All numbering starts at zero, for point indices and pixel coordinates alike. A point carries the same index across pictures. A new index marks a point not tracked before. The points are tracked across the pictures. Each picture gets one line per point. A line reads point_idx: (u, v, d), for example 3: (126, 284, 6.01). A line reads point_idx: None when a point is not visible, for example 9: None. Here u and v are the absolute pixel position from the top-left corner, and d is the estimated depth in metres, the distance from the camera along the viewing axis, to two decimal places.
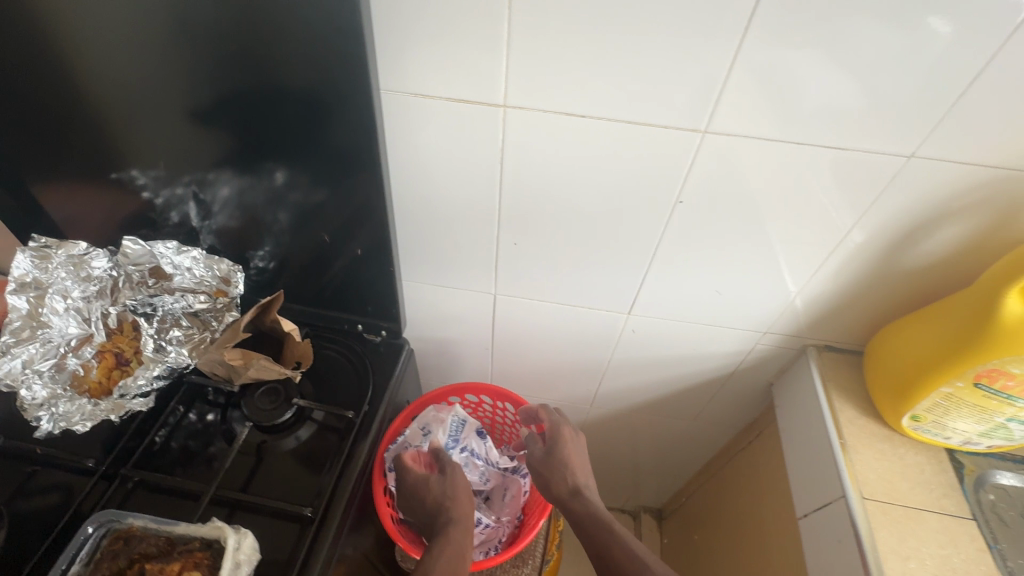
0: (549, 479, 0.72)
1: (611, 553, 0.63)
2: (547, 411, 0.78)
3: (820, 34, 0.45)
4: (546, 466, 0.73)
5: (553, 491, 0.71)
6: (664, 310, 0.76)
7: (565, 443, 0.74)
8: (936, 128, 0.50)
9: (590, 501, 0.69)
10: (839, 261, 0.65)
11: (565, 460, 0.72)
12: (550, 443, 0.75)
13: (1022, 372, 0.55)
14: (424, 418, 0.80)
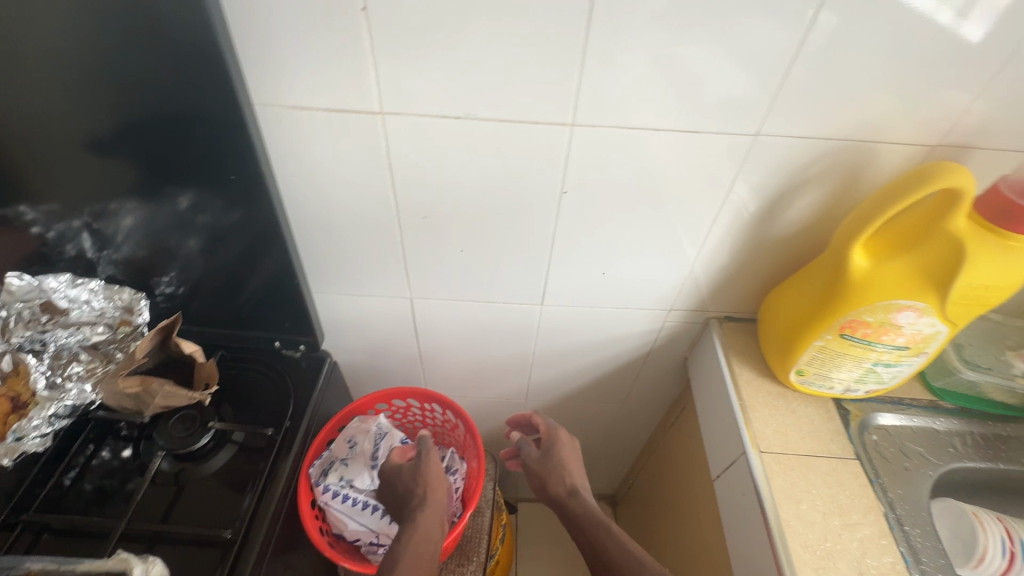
0: (546, 480, 0.76)
1: (605, 551, 0.66)
2: (540, 418, 0.84)
3: (653, 32, 0.50)
4: (541, 467, 0.77)
5: (552, 491, 0.75)
6: (575, 297, 0.80)
7: (560, 446, 0.79)
8: (771, 109, 0.56)
9: (584, 499, 0.73)
10: (722, 235, 0.70)
11: (561, 460, 0.77)
12: (546, 446, 0.80)
13: (876, 320, 0.61)
14: (348, 432, 0.82)
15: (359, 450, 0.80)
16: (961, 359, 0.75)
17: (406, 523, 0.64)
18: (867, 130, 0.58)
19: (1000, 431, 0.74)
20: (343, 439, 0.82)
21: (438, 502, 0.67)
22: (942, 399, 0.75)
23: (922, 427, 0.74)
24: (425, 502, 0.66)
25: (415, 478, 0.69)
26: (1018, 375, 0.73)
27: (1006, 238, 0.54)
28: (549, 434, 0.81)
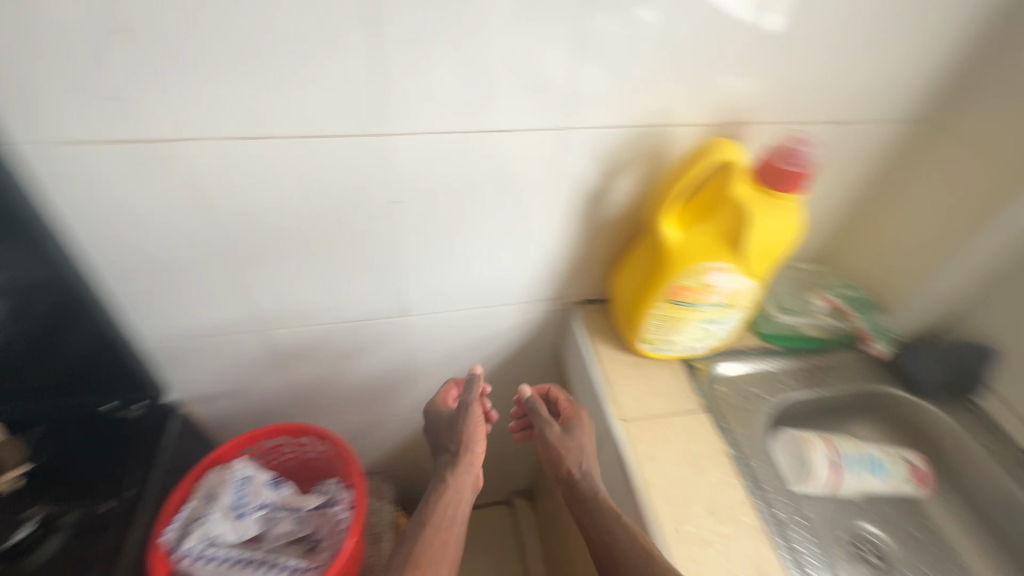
0: (558, 458, 0.76)
1: (611, 534, 0.66)
2: (561, 394, 0.83)
3: (442, 39, 0.52)
4: (557, 435, 0.77)
5: (562, 469, 0.75)
6: (437, 303, 0.80)
7: (580, 429, 0.77)
8: (573, 103, 0.60)
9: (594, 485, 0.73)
10: (561, 224, 0.73)
11: (578, 443, 0.75)
12: (566, 424, 0.79)
13: (695, 284, 0.68)
14: (207, 484, 0.72)
15: (218, 505, 0.70)
16: (776, 306, 0.85)
17: (441, 481, 0.77)
18: (661, 116, 0.64)
19: (816, 362, 0.86)
20: (200, 494, 0.71)
21: (472, 470, 0.78)
22: (770, 344, 0.85)
23: (758, 370, 0.84)
24: (464, 463, 0.77)
25: (453, 433, 0.79)
26: (819, 313, 0.85)
27: (777, 196, 0.62)
28: (569, 412, 0.80)
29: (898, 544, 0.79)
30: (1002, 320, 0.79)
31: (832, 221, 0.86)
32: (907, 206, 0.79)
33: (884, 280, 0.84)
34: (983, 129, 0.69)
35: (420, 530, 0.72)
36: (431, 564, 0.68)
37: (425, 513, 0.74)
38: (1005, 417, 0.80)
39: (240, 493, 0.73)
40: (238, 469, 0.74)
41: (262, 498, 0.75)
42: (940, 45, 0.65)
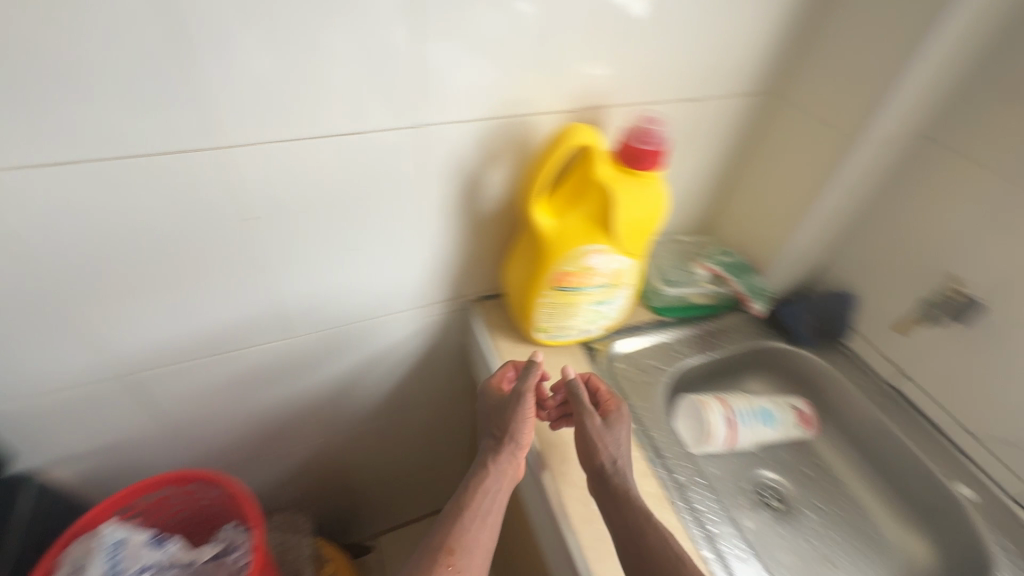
0: (589, 449, 0.65)
1: (644, 536, 0.57)
2: (602, 385, 0.73)
3: (266, 42, 0.50)
4: (598, 428, 0.66)
5: (593, 462, 0.64)
6: (325, 319, 0.77)
7: (618, 427, 0.67)
8: (424, 100, 0.59)
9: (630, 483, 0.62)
10: (441, 224, 0.72)
11: (615, 438, 0.66)
12: (608, 420, 0.68)
13: (577, 268, 0.69)
14: (73, 556, 0.64)
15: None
16: (663, 280, 0.89)
17: (481, 466, 0.67)
18: (518, 107, 0.64)
19: (706, 328, 0.91)
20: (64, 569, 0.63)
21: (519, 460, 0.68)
22: (663, 316, 0.89)
23: (654, 343, 0.87)
24: (513, 450, 0.67)
25: (500, 416, 0.69)
26: (701, 282, 0.89)
27: (638, 175, 0.65)
28: (609, 405, 0.70)
29: (794, 485, 0.85)
30: (857, 267, 0.87)
31: (705, 193, 0.91)
32: (765, 172, 0.85)
33: (755, 243, 0.90)
34: (816, 96, 0.75)
35: (456, 518, 0.64)
36: (461, 554, 0.62)
37: (462, 503, 0.65)
38: (870, 356, 0.88)
39: (117, 559, 0.66)
40: (110, 533, 0.66)
41: (144, 560, 0.68)
42: (768, 21, 0.70)
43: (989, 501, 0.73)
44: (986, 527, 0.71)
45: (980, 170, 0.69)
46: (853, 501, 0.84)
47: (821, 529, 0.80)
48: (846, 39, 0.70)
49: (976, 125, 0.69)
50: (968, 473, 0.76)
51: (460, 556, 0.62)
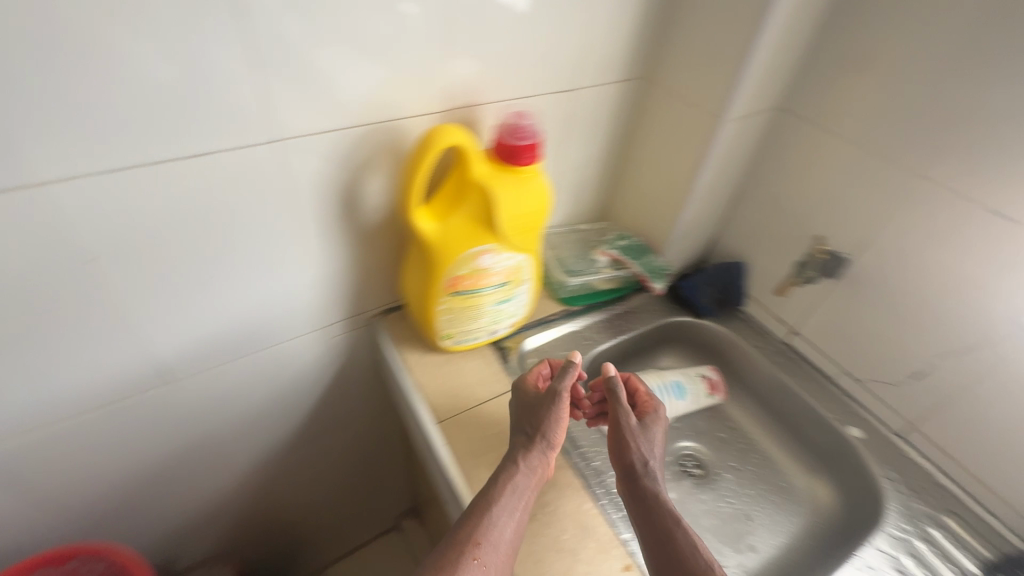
0: (622, 446, 0.65)
1: (670, 538, 0.57)
2: (643, 389, 0.75)
3: (69, 63, 0.43)
4: (632, 427, 0.66)
5: (625, 459, 0.64)
6: (210, 355, 0.71)
7: (655, 429, 0.69)
8: (277, 113, 0.55)
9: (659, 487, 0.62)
10: (323, 240, 0.68)
11: (650, 439, 0.67)
12: (647, 421, 0.69)
13: (469, 270, 0.68)
14: None
15: None
16: (565, 270, 0.89)
17: (511, 462, 0.63)
18: (384, 111, 0.61)
19: (615, 312, 0.94)
20: None
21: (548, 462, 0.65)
22: (570, 306, 0.90)
23: (564, 334, 0.89)
24: (545, 450, 0.65)
25: (535, 414, 0.67)
26: (602, 268, 0.90)
27: (516, 172, 0.64)
28: (647, 407, 0.72)
29: (711, 450, 0.89)
30: (743, 236, 0.92)
31: (597, 180, 0.93)
32: (649, 154, 0.88)
33: (649, 224, 0.93)
34: (682, 78, 0.77)
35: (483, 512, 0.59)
36: (488, 548, 0.56)
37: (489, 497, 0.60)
38: (764, 318, 0.94)
39: None
40: None
41: None
42: (628, 9, 0.71)
43: (874, 438, 0.80)
44: (872, 462, 0.77)
45: (832, 136, 0.75)
46: (765, 456, 0.89)
47: (738, 488, 0.84)
48: (700, 22, 0.72)
49: (823, 96, 0.75)
50: (855, 415, 0.83)
51: (488, 548, 0.56)
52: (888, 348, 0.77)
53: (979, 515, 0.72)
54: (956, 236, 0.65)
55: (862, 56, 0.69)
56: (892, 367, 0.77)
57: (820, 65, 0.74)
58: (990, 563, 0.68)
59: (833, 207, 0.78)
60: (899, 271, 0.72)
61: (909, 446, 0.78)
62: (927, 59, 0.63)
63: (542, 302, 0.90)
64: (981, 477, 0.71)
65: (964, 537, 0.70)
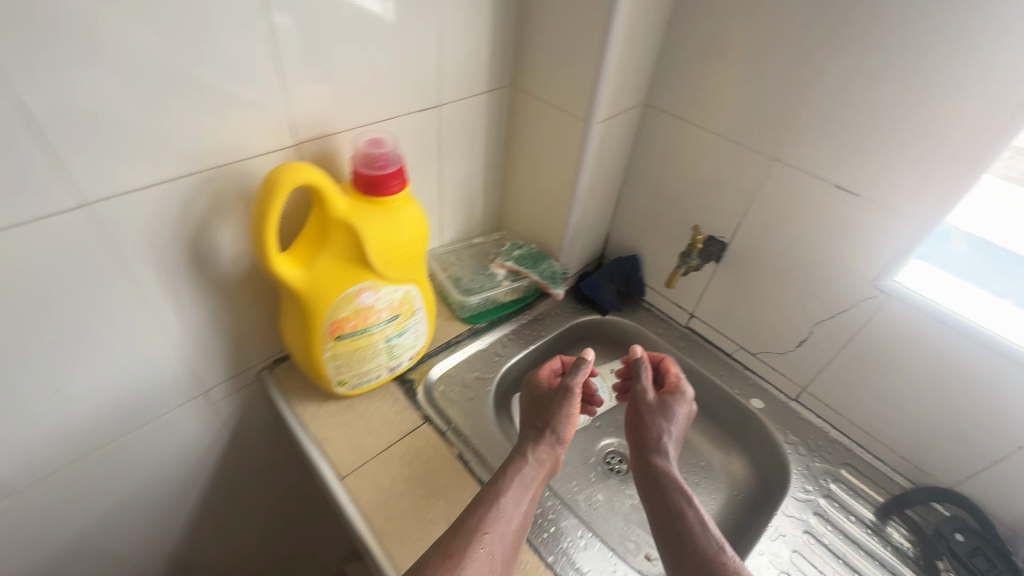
0: (641, 424, 0.72)
1: (681, 516, 0.62)
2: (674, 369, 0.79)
3: None
4: (650, 405, 0.73)
5: (643, 435, 0.71)
6: (59, 453, 0.61)
7: (676, 408, 0.73)
8: (80, 174, 0.47)
9: (670, 473, 0.67)
10: (177, 302, 0.61)
11: (670, 416, 0.72)
12: (670, 400, 0.74)
13: (352, 312, 0.63)
14: None
15: None
16: (463, 289, 0.87)
17: (521, 454, 0.67)
18: (220, 154, 0.55)
19: (522, 321, 0.92)
20: None
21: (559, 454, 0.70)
22: (475, 324, 0.88)
23: (472, 354, 0.86)
24: (557, 441, 0.70)
25: (551, 406, 0.72)
26: (501, 281, 0.88)
27: (381, 203, 0.60)
28: (672, 386, 0.76)
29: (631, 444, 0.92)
30: (633, 229, 0.95)
31: (483, 191, 0.91)
32: (529, 161, 0.87)
33: (541, 229, 0.92)
34: (545, 84, 0.76)
35: (491, 500, 0.61)
36: (496, 533, 0.58)
37: (498, 487, 0.63)
38: (664, 305, 0.97)
39: None
40: None
41: None
42: (475, 19, 0.69)
43: (774, 406, 0.84)
44: (774, 429, 0.82)
45: (693, 127, 0.78)
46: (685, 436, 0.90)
47: None
48: (550, 26, 0.71)
49: (678, 89, 0.77)
50: (755, 386, 0.87)
51: (493, 536, 0.58)
52: (773, 321, 0.81)
53: (869, 462, 0.78)
54: (812, 212, 0.69)
55: (705, 48, 0.71)
56: (779, 338, 0.81)
57: (671, 60, 0.76)
58: (882, 505, 0.73)
59: (705, 194, 0.81)
60: (770, 248, 0.76)
61: (804, 409, 0.83)
62: (760, 52, 0.66)
63: (446, 325, 0.87)
64: (866, 427, 0.77)
65: (857, 485, 0.75)
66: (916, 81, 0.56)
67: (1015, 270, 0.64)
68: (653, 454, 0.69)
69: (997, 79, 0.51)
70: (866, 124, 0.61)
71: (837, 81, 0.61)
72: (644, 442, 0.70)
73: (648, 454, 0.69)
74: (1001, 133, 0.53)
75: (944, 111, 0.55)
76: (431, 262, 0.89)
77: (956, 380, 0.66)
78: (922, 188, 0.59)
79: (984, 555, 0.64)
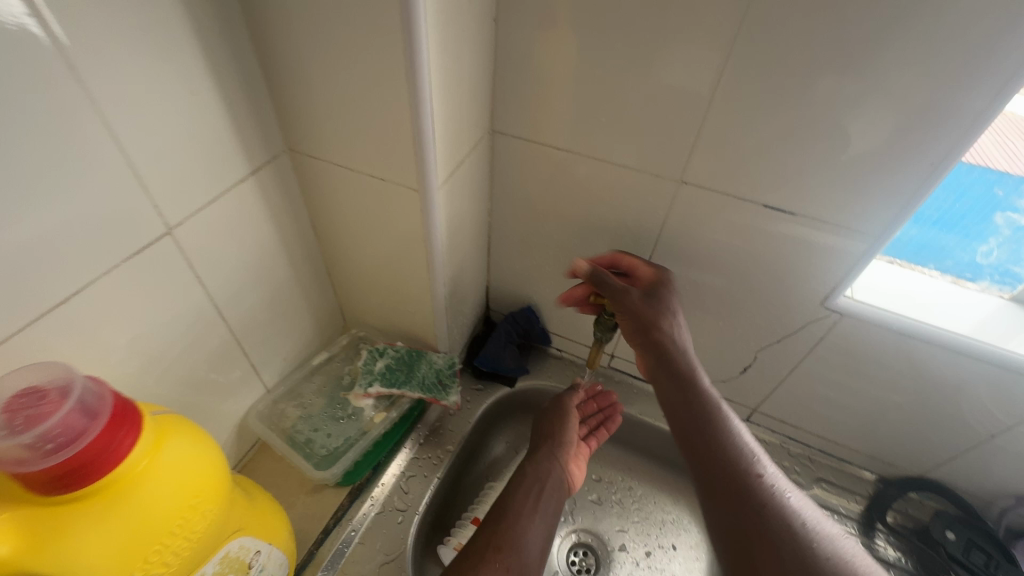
0: (643, 321, 0.55)
1: (717, 419, 0.49)
2: (648, 266, 0.58)
3: None
4: (638, 301, 0.55)
5: (655, 332, 0.54)
6: None
7: (672, 302, 0.56)
8: None
9: (704, 380, 0.52)
10: None
11: (665, 308, 0.55)
12: (655, 290, 0.56)
13: None
14: None
15: None
16: (322, 455, 0.60)
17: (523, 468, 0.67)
18: None
19: (417, 444, 0.67)
20: None
21: (566, 468, 0.68)
22: (357, 480, 0.63)
23: (365, 527, 0.60)
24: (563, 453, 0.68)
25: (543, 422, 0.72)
26: (371, 417, 0.64)
27: (91, 494, 0.32)
28: (657, 277, 0.58)
29: (593, 525, 0.76)
30: (516, 278, 0.74)
31: (300, 297, 0.63)
32: (353, 244, 0.60)
33: (402, 319, 0.67)
34: (340, 145, 0.50)
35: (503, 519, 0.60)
36: (508, 549, 0.56)
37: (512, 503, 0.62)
38: (576, 350, 0.79)
39: None
40: None
41: None
42: (178, 81, 0.40)
43: None
44: None
45: (560, 155, 0.58)
46: (642, 493, 0.78)
47: (635, 548, 0.73)
48: (316, 63, 0.44)
49: (527, 110, 0.56)
50: None
51: (508, 552, 0.56)
52: (708, 349, 0.68)
53: (836, 467, 0.71)
54: (735, 237, 0.56)
55: (550, 51, 0.51)
56: (720, 367, 0.70)
57: (507, 70, 0.54)
58: (865, 520, 0.67)
59: (595, 229, 0.63)
60: (689, 276, 0.62)
61: (758, 428, 0.73)
62: (622, 52, 0.48)
63: (312, 501, 0.61)
64: (825, 434, 0.70)
65: (837, 504, 0.69)
66: (844, 74, 0.42)
67: (955, 247, 0.55)
68: (672, 357, 0.53)
69: (943, 58, 0.39)
70: (785, 131, 0.47)
71: (739, 79, 0.45)
72: (655, 339, 0.54)
73: (663, 354, 0.53)
74: (960, 136, 0.42)
75: (885, 112, 0.43)
76: (258, 428, 0.60)
77: (917, 381, 0.58)
78: (868, 203, 0.48)
79: (978, 548, 0.61)
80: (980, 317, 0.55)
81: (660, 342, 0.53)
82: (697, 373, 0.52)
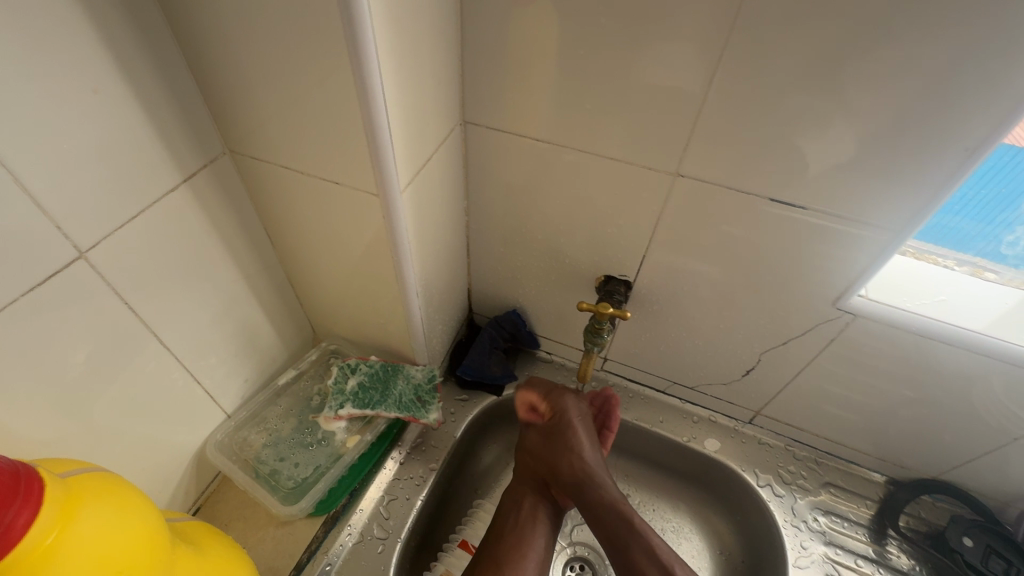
0: (549, 455, 0.60)
1: (632, 542, 0.52)
2: (540, 403, 0.64)
3: None
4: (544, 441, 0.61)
5: (564, 467, 0.58)
6: None
7: (573, 436, 0.60)
8: None
9: (612, 500, 0.55)
10: None
11: (575, 443, 0.59)
12: (551, 425, 0.62)
13: None
14: None
15: None
16: (290, 487, 0.56)
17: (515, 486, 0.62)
18: None
19: (398, 463, 0.62)
20: None
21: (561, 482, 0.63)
22: (333, 508, 0.58)
23: (343, 559, 0.55)
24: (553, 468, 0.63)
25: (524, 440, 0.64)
26: (343, 442, 0.59)
27: None
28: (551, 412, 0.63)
29: (591, 538, 0.71)
30: (501, 282, 0.69)
31: (261, 312, 0.58)
32: (315, 254, 0.54)
33: (375, 331, 0.62)
34: (287, 146, 0.43)
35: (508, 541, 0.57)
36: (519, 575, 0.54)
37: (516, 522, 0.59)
38: (566, 353, 0.74)
39: None
40: None
41: None
42: (77, 81, 0.33)
43: (729, 439, 0.70)
44: (742, 473, 0.67)
45: (542, 149, 0.52)
46: (640, 500, 0.72)
47: None
48: (249, 54, 0.38)
49: (500, 99, 0.50)
50: (704, 420, 0.71)
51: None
52: (707, 350, 0.64)
53: (845, 469, 0.67)
54: (736, 234, 0.50)
55: (524, 32, 0.44)
56: (721, 369, 0.65)
57: (477, 55, 0.47)
58: (875, 526, 0.64)
59: (583, 228, 0.57)
60: (686, 276, 0.57)
61: (761, 431, 0.70)
62: (604, 31, 0.42)
63: (283, 534, 0.56)
64: (833, 436, 0.66)
65: (846, 510, 0.65)
66: (865, 53, 0.36)
67: (979, 237, 0.49)
68: (590, 483, 0.57)
69: (967, 32, 0.33)
70: (793, 118, 0.41)
71: (740, 60, 0.39)
72: (561, 467, 0.59)
73: (575, 481, 0.57)
74: (1002, 117, 0.36)
75: (913, 95, 0.37)
76: (217, 460, 0.55)
77: (932, 383, 0.54)
78: (891, 195, 0.42)
79: (998, 555, 0.58)
80: (998, 312, 0.50)
81: (567, 472, 0.58)
82: (604, 494, 0.56)
